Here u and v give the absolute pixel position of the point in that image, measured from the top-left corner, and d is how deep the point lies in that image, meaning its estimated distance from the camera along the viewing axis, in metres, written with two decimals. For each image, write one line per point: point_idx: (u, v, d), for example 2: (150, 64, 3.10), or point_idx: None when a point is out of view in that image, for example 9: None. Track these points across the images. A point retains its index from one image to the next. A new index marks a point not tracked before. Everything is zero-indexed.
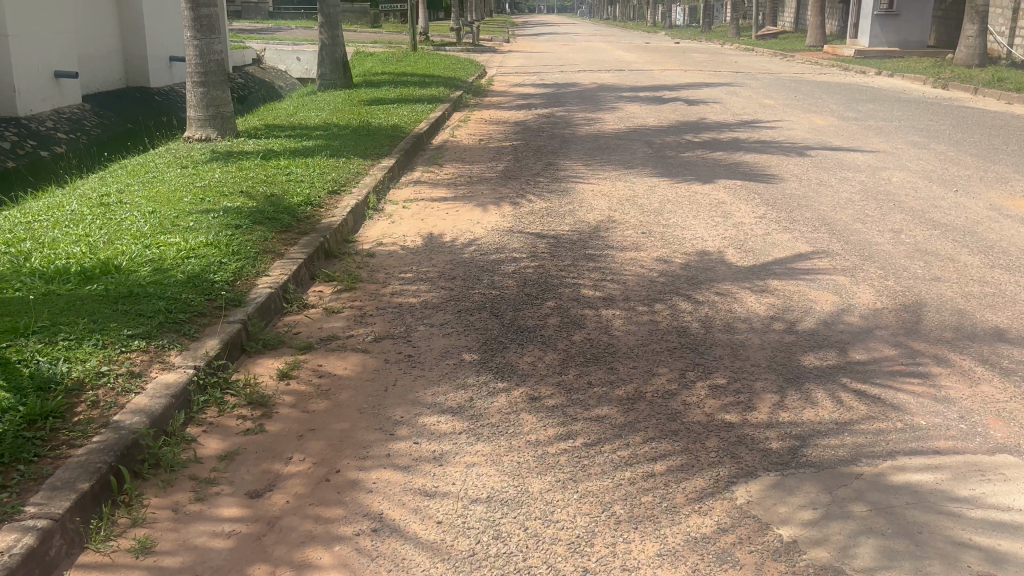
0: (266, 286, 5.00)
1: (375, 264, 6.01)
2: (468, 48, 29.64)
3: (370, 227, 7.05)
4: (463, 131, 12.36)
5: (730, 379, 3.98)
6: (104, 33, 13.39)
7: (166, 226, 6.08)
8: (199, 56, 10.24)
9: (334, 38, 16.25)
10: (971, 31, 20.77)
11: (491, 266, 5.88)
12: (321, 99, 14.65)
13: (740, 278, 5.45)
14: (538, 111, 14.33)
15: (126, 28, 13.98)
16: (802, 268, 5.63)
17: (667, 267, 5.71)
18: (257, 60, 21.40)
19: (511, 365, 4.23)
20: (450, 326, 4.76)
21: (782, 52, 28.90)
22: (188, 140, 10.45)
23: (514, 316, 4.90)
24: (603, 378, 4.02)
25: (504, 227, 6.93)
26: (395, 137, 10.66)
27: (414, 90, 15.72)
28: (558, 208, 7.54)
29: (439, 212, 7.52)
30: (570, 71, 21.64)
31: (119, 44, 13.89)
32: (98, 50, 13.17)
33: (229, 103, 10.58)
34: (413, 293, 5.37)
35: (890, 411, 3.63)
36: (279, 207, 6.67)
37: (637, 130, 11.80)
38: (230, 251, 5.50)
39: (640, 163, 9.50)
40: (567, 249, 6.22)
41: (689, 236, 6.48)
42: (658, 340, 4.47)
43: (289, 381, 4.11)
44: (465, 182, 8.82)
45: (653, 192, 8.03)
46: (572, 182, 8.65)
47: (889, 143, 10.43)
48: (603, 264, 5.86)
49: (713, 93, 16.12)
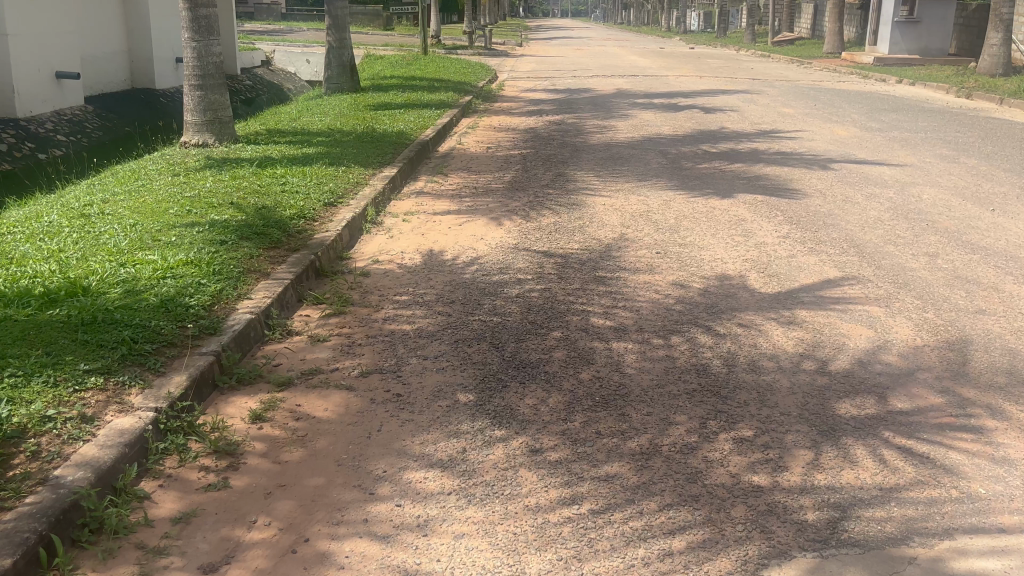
0: (246, 312, 4.58)
1: (369, 284, 5.59)
2: (481, 52, 29.29)
3: (367, 243, 6.63)
4: (470, 137, 11.94)
5: (756, 432, 3.53)
6: (108, 34, 13.03)
7: (146, 241, 5.66)
8: (197, 58, 9.85)
9: (342, 41, 15.87)
10: (994, 40, 20.21)
11: (494, 289, 5.45)
12: (326, 103, 14.26)
13: (764, 306, 5.00)
14: (548, 117, 13.90)
15: (131, 30, 13.64)
16: (832, 296, 5.17)
17: (684, 293, 5.27)
18: (265, 62, 21.03)
19: (511, 407, 3.79)
20: (446, 359, 4.33)
21: (799, 59, 28.36)
22: (185, 145, 10.04)
23: (516, 348, 4.46)
24: (613, 427, 3.57)
25: (510, 244, 6.49)
26: (399, 144, 10.24)
27: (422, 95, 15.32)
28: (568, 223, 7.10)
29: (440, 227, 7.09)
30: (583, 76, 21.22)
31: (125, 45, 13.56)
32: (101, 51, 12.81)
33: (227, 108, 10.18)
34: (407, 319, 4.94)
35: (943, 475, 3.18)
36: (269, 222, 6.26)
37: (652, 140, 11.36)
38: (211, 271, 5.08)
39: (654, 175, 9.05)
40: (575, 271, 5.78)
41: (708, 257, 6.03)
42: (675, 380, 4.02)
43: (261, 424, 3.68)
44: (471, 193, 8.39)
45: (668, 207, 7.59)
46: (583, 195, 8.21)
47: (916, 156, 9.94)
48: (614, 288, 5.42)
49: (730, 101, 15.64)
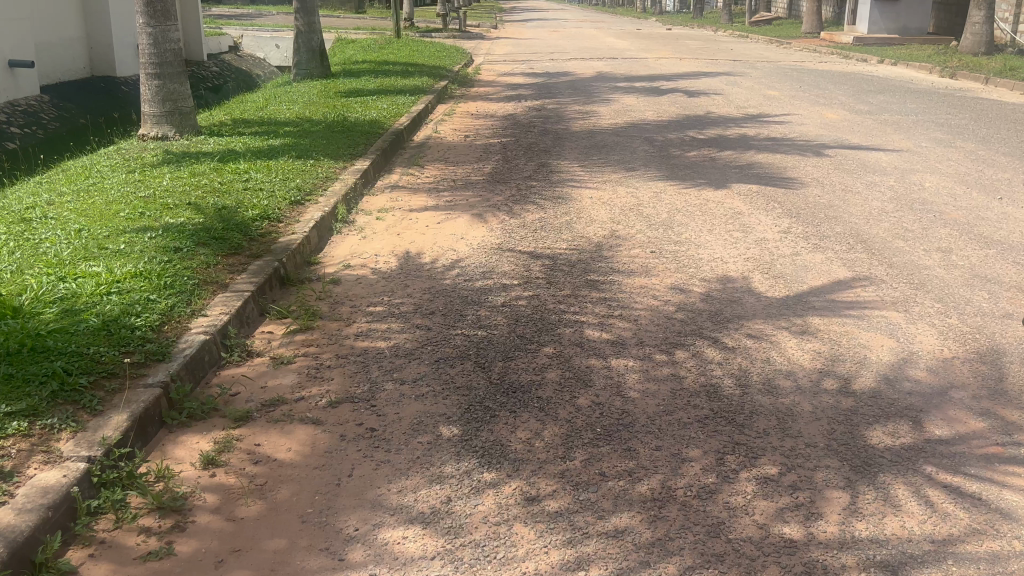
0: (199, 333, 4.09)
1: (340, 293, 5.11)
2: (455, 34, 28.61)
3: (338, 244, 6.13)
4: (447, 125, 11.42)
5: (782, 469, 3.10)
6: (64, 19, 12.32)
7: (91, 249, 5.13)
8: (153, 45, 9.23)
9: (311, 25, 15.24)
10: (977, 18, 19.88)
11: (477, 297, 4.99)
12: (295, 90, 13.66)
13: (773, 313, 4.57)
14: (528, 103, 13.40)
15: (89, 13, 12.92)
16: (845, 300, 4.75)
17: (685, 298, 4.83)
18: (233, 47, 20.29)
19: (501, 442, 3.33)
20: (426, 383, 3.86)
21: (779, 39, 27.97)
22: (143, 138, 9.43)
23: (504, 368, 4.00)
24: (619, 467, 3.12)
25: (492, 244, 6.02)
26: (372, 134, 9.71)
27: (396, 80, 14.75)
28: (553, 220, 6.65)
29: (417, 225, 6.60)
30: (562, 59, 20.69)
31: (83, 30, 12.85)
32: (58, 38, 12.10)
33: (187, 98, 9.57)
34: (382, 335, 4.47)
35: (1000, 521, 2.77)
36: (229, 225, 5.74)
37: (636, 126, 10.90)
38: (162, 284, 4.56)
39: (642, 164, 8.60)
40: (565, 275, 5.33)
41: (707, 256, 5.59)
42: (684, 406, 3.59)
43: (214, 471, 3.19)
44: (449, 187, 7.89)
45: (659, 200, 7.15)
46: (568, 186, 7.75)
47: (910, 140, 9.57)
48: (608, 294, 4.97)
49: (713, 83, 15.21)
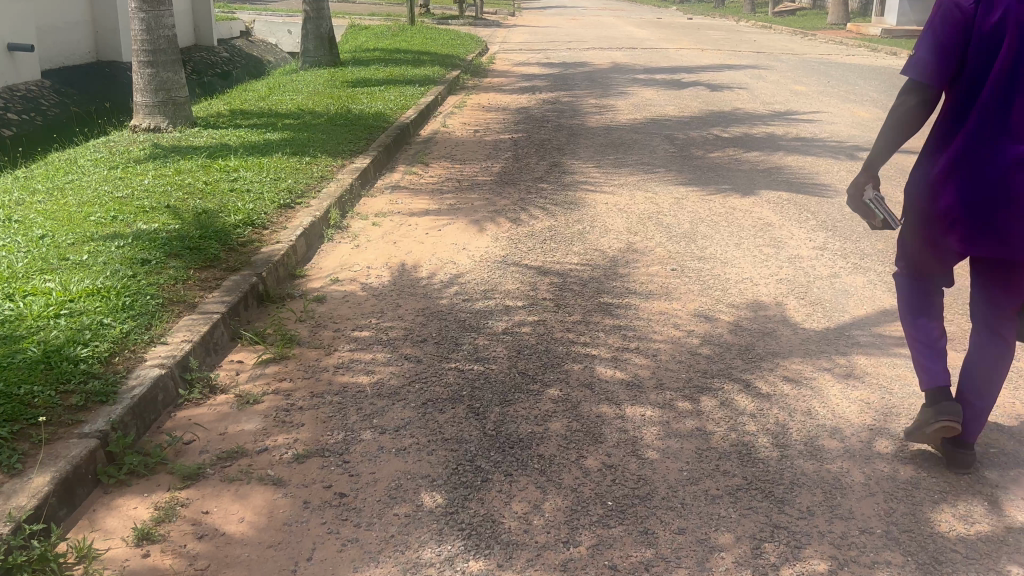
0: (154, 367, 3.55)
1: (323, 313, 4.58)
2: (472, 21, 27.95)
3: (327, 253, 5.60)
4: (457, 119, 10.87)
5: (832, 565, 2.56)
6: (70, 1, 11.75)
7: (49, 260, 4.59)
8: (145, 31, 8.70)
9: (319, 10, 14.67)
10: None
11: (477, 322, 4.45)
12: (300, 79, 13.12)
13: (812, 350, 4.01)
14: (542, 95, 12.81)
15: None
16: (894, 335, 4.17)
17: (711, 329, 4.28)
18: (244, 32, 19.77)
19: (493, 518, 2.79)
20: (410, 434, 3.32)
21: (804, 30, 27.12)
22: (134, 129, 8.90)
23: (501, 415, 3.45)
24: (633, 559, 2.58)
25: (497, 258, 5.48)
26: (376, 128, 9.17)
27: (406, 70, 14.18)
28: (564, 229, 6.10)
29: (416, 233, 6.07)
30: (580, 48, 20.05)
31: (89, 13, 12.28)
32: (63, 20, 11.56)
33: (182, 87, 9.04)
34: (365, 368, 3.93)
35: None
36: (207, 233, 5.22)
37: (656, 122, 10.31)
38: (119, 304, 4.03)
39: (662, 165, 8.02)
40: (576, 296, 4.78)
41: (734, 276, 5.02)
42: (712, 473, 3.04)
43: (148, 548, 2.67)
44: (454, 188, 7.34)
45: (680, 207, 6.58)
46: (582, 190, 7.19)
47: None
48: (624, 321, 4.42)
49: (736, 77, 14.55)
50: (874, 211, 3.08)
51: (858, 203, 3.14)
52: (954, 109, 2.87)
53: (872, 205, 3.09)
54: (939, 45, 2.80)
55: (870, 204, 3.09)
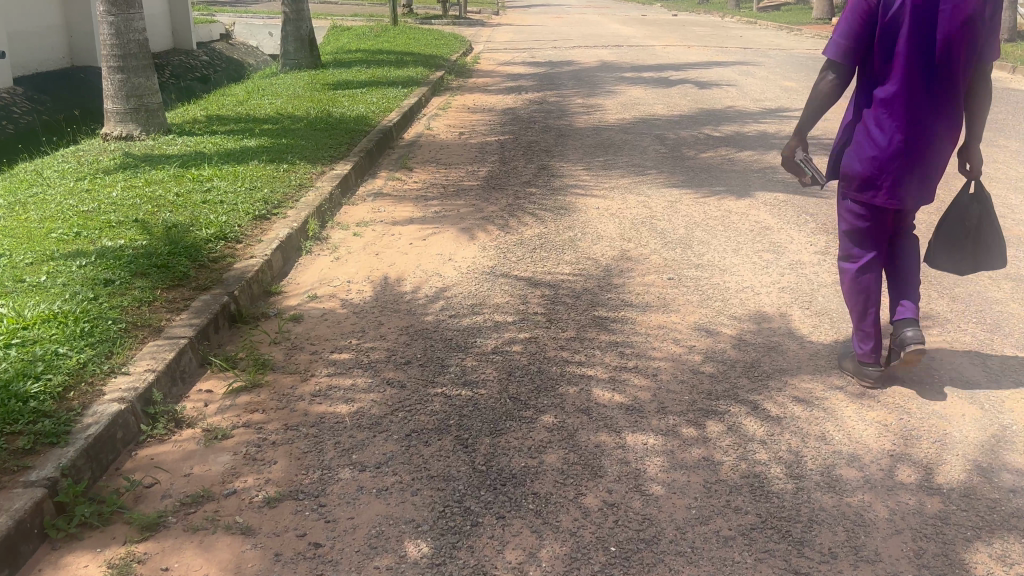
0: (113, 401, 3.27)
1: (300, 334, 4.30)
2: (456, 21, 27.64)
3: (305, 267, 5.32)
4: (441, 120, 10.58)
5: None
6: (42, 6, 11.32)
7: (4, 282, 4.29)
8: (115, 35, 8.37)
9: (299, 12, 14.34)
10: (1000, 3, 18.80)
11: (464, 340, 4.17)
12: (280, 82, 12.82)
13: (822, 366, 3.76)
14: (528, 95, 12.55)
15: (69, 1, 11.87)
16: None
17: (713, 344, 4.03)
18: (224, 34, 19.44)
19: (483, 570, 2.52)
20: (392, 472, 3.05)
21: (790, 25, 26.91)
22: (105, 137, 8.58)
23: (491, 447, 3.18)
24: None
25: (484, 270, 5.21)
26: (358, 132, 8.88)
27: (389, 71, 13.88)
28: (555, 236, 5.83)
29: (399, 243, 5.79)
30: (565, 47, 19.80)
31: (63, 18, 11.84)
32: (36, 25, 11.17)
33: (155, 94, 8.72)
34: (344, 395, 3.66)
35: None
36: (176, 248, 4.93)
37: (646, 121, 10.06)
38: (76, 330, 3.74)
39: (653, 166, 7.77)
40: (568, 309, 4.51)
41: (735, 285, 4.77)
42: (723, 511, 2.77)
43: None
44: (438, 194, 7.06)
45: (674, 211, 6.33)
46: (571, 194, 6.93)
47: None
48: (621, 336, 4.16)
49: (725, 73, 14.32)
50: (805, 170, 3.62)
51: (791, 162, 3.70)
52: (863, 83, 3.37)
53: (801, 165, 3.66)
54: (847, 29, 3.28)
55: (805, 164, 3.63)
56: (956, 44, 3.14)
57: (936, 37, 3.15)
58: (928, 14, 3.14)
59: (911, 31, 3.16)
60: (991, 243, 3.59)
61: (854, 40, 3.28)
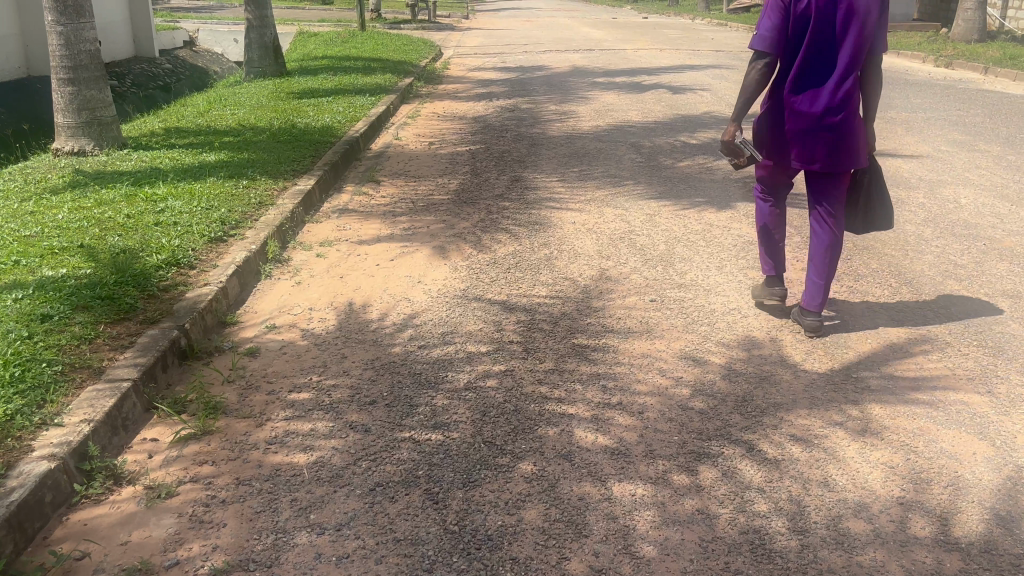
0: (41, 459, 2.93)
1: (256, 371, 3.97)
2: (425, 26, 27.29)
3: (264, 293, 4.99)
4: (410, 130, 10.27)
5: None
6: None
7: None
8: (64, 46, 7.95)
9: (262, 18, 13.94)
10: (968, 3, 18.81)
11: (434, 375, 3.87)
12: (244, 91, 12.43)
13: (818, 399, 3.51)
14: (500, 102, 12.27)
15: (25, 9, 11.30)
16: (908, 376, 3.68)
17: (701, 375, 3.76)
18: (187, 42, 18.97)
19: None
20: (354, 536, 2.74)
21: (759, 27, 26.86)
22: (55, 153, 8.17)
23: (465, 502, 2.89)
24: None
25: (456, 293, 4.91)
26: (322, 144, 8.54)
27: (356, 78, 13.54)
28: (530, 255, 5.55)
29: (365, 264, 5.47)
30: (537, 51, 19.56)
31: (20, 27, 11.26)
32: None
33: (109, 106, 8.32)
34: (303, 443, 3.34)
35: None
36: (123, 277, 4.58)
37: (621, 129, 9.82)
38: (5, 376, 3.38)
39: (629, 177, 7.52)
40: (546, 337, 4.23)
41: (720, 307, 4.51)
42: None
43: None
44: (407, 209, 6.74)
45: (653, 225, 6.08)
46: (545, 208, 6.66)
47: (927, 143, 8.54)
48: (603, 366, 3.88)
49: (698, 78, 14.12)
50: (744, 147, 4.06)
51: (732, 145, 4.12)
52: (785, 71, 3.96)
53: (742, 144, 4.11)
54: (769, 21, 3.89)
55: (742, 144, 4.08)
56: (855, 31, 3.75)
57: (837, 27, 3.78)
58: (830, 8, 3.76)
59: (819, 20, 3.78)
60: (881, 210, 4.13)
61: (775, 31, 3.87)
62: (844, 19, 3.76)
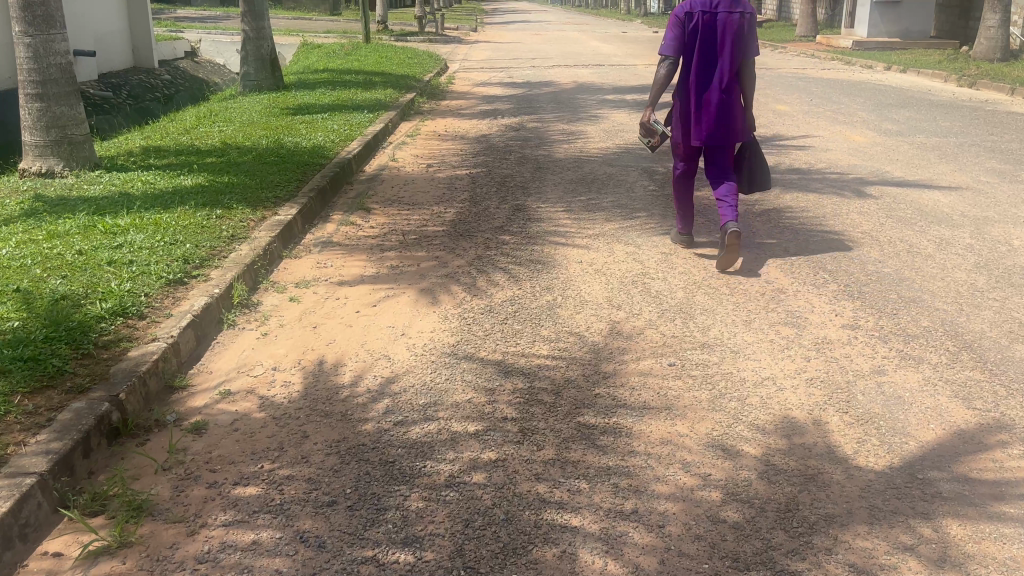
0: None
1: (199, 455, 3.32)
2: (432, 38, 26.73)
3: (225, 348, 4.34)
4: (408, 149, 9.66)
5: None
6: None
7: None
8: (33, 59, 7.34)
9: (259, 30, 13.37)
10: (991, 21, 18.10)
11: (410, 463, 3.21)
12: (237, 106, 11.85)
13: (881, 510, 2.85)
14: (504, 120, 11.65)
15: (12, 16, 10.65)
16: (987, 477, 3.02)
17: (734, 472, 3.10)
18: (189, 52, 18.48)
19: None
20: None
21: (772, 43, 26.14)
22: (21, 174, 7.58)
23: None
24: None
25: (444, 350, 4.26)
26: (311, 166, 7.93)
27: (355, 93, 12.95)
28: (530, 301, 4.91)
29: (344, 311, 4.83)
30: (544, 66, 18.96)
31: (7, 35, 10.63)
32: None
33: (81, 124, 7.72)
34: (241, 563, 2.68)
35: None
36: (57, 331, 3.94)
37: (632, 151, 9.18)
38: None
39: (642, 208, 6.88)
40: (547, 413, 3.57)
41: (751, 376, 3.86)
42: None
43: None
44: (397, 243, 6.11)
45: (671, 267, 5.43)
46: (550, 243, 6.02)
47: (964, 173, 7.86)
48: (616, 455, 3.22)
49: None
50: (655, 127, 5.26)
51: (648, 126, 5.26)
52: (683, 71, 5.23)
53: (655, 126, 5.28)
54: (670, 35, 5.15)
55: (655, 126, 5.22)
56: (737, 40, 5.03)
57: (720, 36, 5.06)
58: (713, 23, 5.06)
59: (710, 34, 5.07)
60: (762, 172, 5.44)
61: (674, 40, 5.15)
62: (723, 33, 5.06)
